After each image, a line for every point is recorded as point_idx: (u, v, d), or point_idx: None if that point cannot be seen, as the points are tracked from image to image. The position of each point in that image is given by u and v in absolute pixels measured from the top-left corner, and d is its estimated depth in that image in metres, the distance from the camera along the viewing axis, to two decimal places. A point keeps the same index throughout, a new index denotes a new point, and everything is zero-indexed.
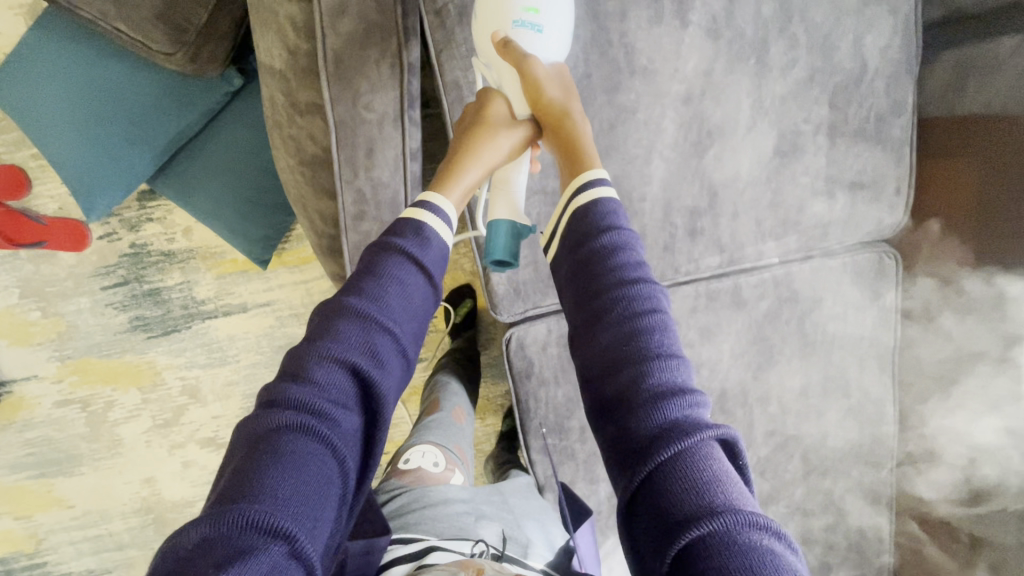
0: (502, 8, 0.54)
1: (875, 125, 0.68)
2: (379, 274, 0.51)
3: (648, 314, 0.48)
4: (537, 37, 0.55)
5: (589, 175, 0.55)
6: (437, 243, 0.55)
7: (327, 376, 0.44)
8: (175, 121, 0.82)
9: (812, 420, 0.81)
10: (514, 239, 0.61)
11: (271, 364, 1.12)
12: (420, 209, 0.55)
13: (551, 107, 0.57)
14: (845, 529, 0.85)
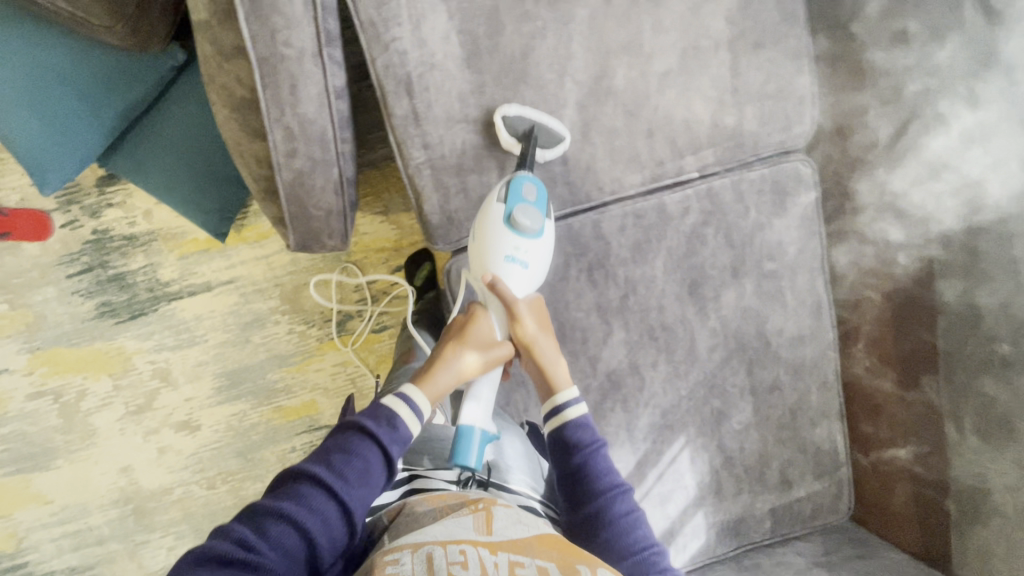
0: (502, 248, 0.67)
1: (771, 37, 0.73)
2: (346, 457, 0.56)
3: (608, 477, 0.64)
4: (523, 271, 0.68)
5: (566, 399, 0.67)
6: (404, 433, 0.59)
7: (278, 535, 0.50)
8: (123, 97, 0.87)
9: (753, 333, 0.84)
10: (477, 443, 0.63)
11: (239, 342, 1.15)
12: (398, 402, 0.60)
13: (528, 339, 0.68)
14: (797, 438, 0.88)
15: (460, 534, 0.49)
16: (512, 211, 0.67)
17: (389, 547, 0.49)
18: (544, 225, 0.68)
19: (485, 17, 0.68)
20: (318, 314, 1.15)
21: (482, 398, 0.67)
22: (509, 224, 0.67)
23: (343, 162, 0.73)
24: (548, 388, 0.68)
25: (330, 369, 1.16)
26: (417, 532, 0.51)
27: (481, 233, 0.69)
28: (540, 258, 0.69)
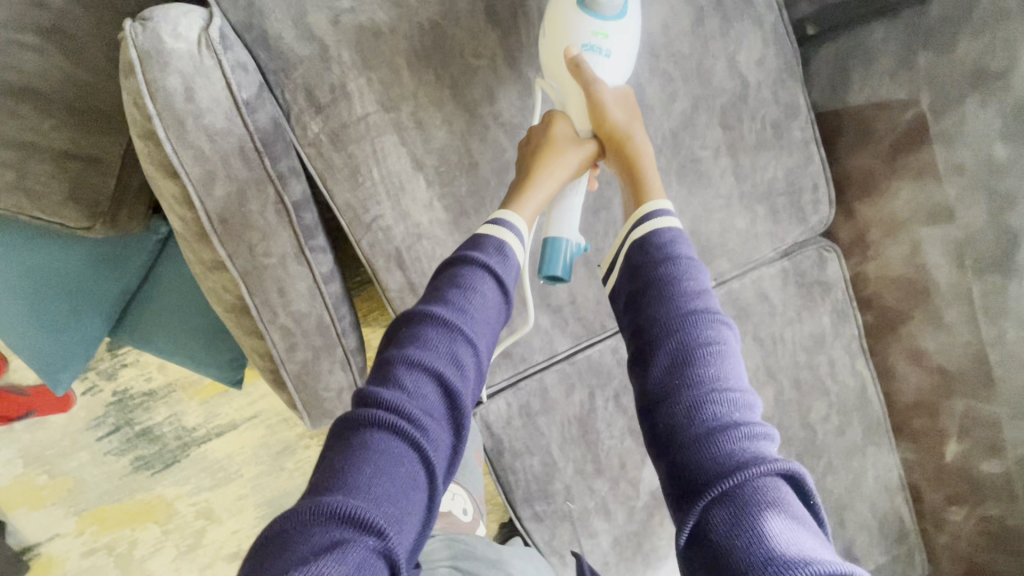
0: (574, 24, 0.55)
1: (773, 132, 0.68)
2: (464, 297, 0.50)
3: (694, 319, 0.47)
4: (604, 61, 0.56)
5: (652, 208, 0.54)
6: (514, 261, 0.54)
7: (416, 382, 0.46)
8: (115, 282, 0.86)
9: (798, 425, 0.79)
10: (565, 257, 0.59)
11: (273, 471, 1.15)
12: (493, 226, 0.55)
13: (610, 126, 0.57)
14: (857, 517, 0.84)
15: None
16: None
17: None
18: (626, 0, 0.55)
19: (468, 174, 0.64)
20: None
21: (569, 202, 0.61)
22: (584, 6, 0.55)
23: (346, 339, 0.70)
24: (638, 184, 0.57)
25: None
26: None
27: (553, 24, 0.57)
28: (623, 44, 0.57)
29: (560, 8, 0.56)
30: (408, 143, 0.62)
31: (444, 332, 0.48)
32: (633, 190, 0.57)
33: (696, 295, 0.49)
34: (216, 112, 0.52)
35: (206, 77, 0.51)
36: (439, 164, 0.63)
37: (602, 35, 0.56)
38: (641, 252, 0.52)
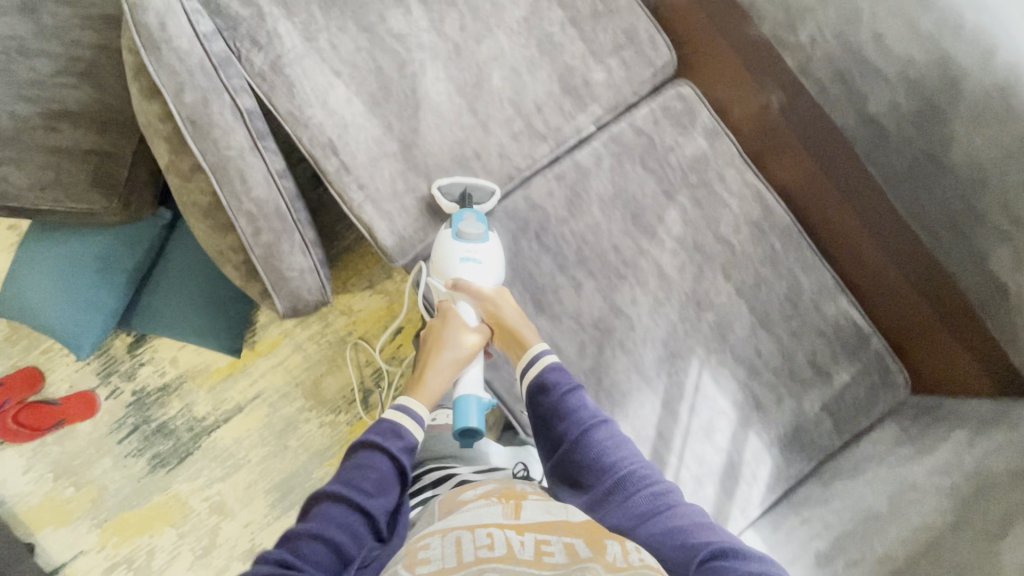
0: (452, 255, 0.80)
1: (604, 5, 0.88)
2: (363, 473, 0.64)
3: (590, 425, 0.70)
4: (479, 266, 0.80)
5: (537, 351, 0.76)
6: (410, 441, 0.69)
7: (311, 547, 0.56)
8: (129, 262, 1.05)
9: (711, 239, 0.88)
10: (475, 410, 0.77)
11: (278, 451, 1.21)
12: (398, 417, 0.70)
13: (504, 323, 0.78)
14: (803, 322, 0.89)
15: (489, 521, 0.58)
16: (458, 228, 0.80)
17: (419, 538, 0.57)
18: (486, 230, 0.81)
19: (375, 74, 0.84)
20: (341, 399, 1.21)
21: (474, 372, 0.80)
22: (458, 237, 0.80)
23: (302, 226, 0.85)
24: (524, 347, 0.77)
25: None
26: (445, 523, 0.59)
27: (437, 253, 0.82)
28: (492, 259, 0.81)
29: (439, 240, 0.81)
30: (327, 59, 0.84)
31: (351, 493, 0.62)
32: (520, 348, 0.78)
33: (583, 401, 0.73)
34: (181, 39, 0.75)
35: (173, 15, 0.74)
36: (353, 70, 0.84)
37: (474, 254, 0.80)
38: (527, 372, 0.76)
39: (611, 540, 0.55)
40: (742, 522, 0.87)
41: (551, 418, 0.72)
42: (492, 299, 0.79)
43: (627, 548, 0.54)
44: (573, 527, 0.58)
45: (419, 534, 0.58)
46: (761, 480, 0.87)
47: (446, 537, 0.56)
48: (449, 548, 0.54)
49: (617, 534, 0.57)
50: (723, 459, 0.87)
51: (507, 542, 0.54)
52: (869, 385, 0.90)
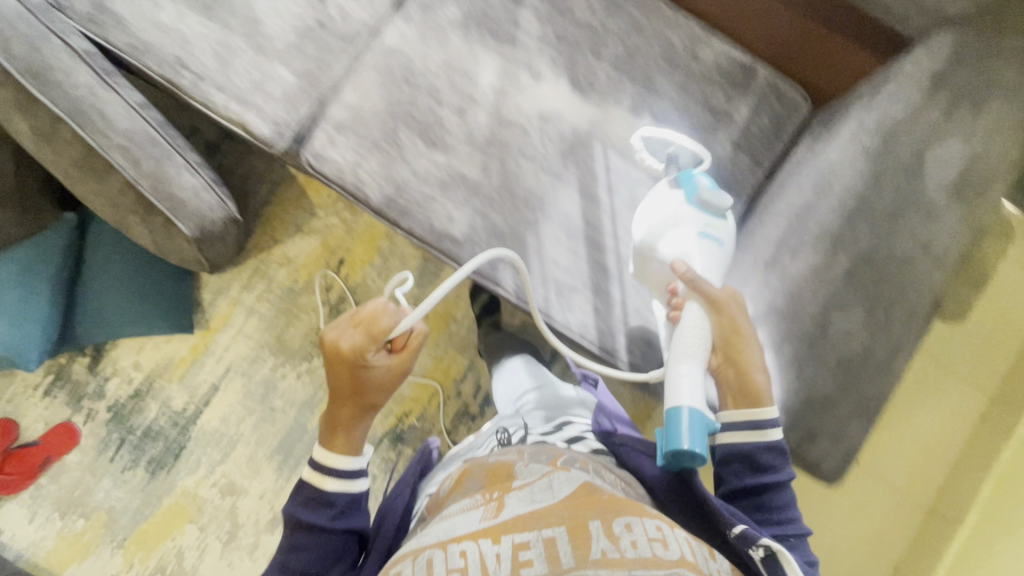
0: (687, 224, 0.74)
1: None
2: (296, 553, 0.69)
3: (776, 501, 0.63)
4: (717, 245, 0.75)
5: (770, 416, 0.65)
6: (348, 497, 0.72)
7: None
8: (49, 270, 1.05)
9: (570, 27, 0.89)
10: (699, 432, 0.63)
11: (267, 416, 1.21)
12: (319, 481, 0.72)
13: (741, 338, 0.68)
14: (686, 75, 0.89)
15: (461, 533, 0.58)
16: (701, 197, 0.74)
17: (398, 558, 0.60)
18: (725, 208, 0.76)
19: None
20: (309, 345, 1.22)
21: (695, 379, 0.67)
22: (700, 203, 0.75)
23: (181, 149, 0.87)
24: (757, 393, 0.65)
25: None
26: (421, 540, 0.61)
27: (654, 211, 0.77)
28: (722, 236, 0.76)
29: (670, 201, 0.76)
30: None
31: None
32: (748, 400, 0.66)
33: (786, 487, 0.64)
34: None
35: None
36: None
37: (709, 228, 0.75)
38: (741, 429, 0.65)
39: (595, 520, 0.55)
40: None
41: (747, 464, 0.65)
42: (729, 308, 0.70)
43: (615, 537, 0.53)
44: (550, 513, 0.57)
45: (397, 556, 0.60)
46: None
47: (418, 559, 0.57)
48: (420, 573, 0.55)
49: (602, 513, 0.56)
50: None
51: (482, 560, 0.54)
52: (772, 110, 0.89)
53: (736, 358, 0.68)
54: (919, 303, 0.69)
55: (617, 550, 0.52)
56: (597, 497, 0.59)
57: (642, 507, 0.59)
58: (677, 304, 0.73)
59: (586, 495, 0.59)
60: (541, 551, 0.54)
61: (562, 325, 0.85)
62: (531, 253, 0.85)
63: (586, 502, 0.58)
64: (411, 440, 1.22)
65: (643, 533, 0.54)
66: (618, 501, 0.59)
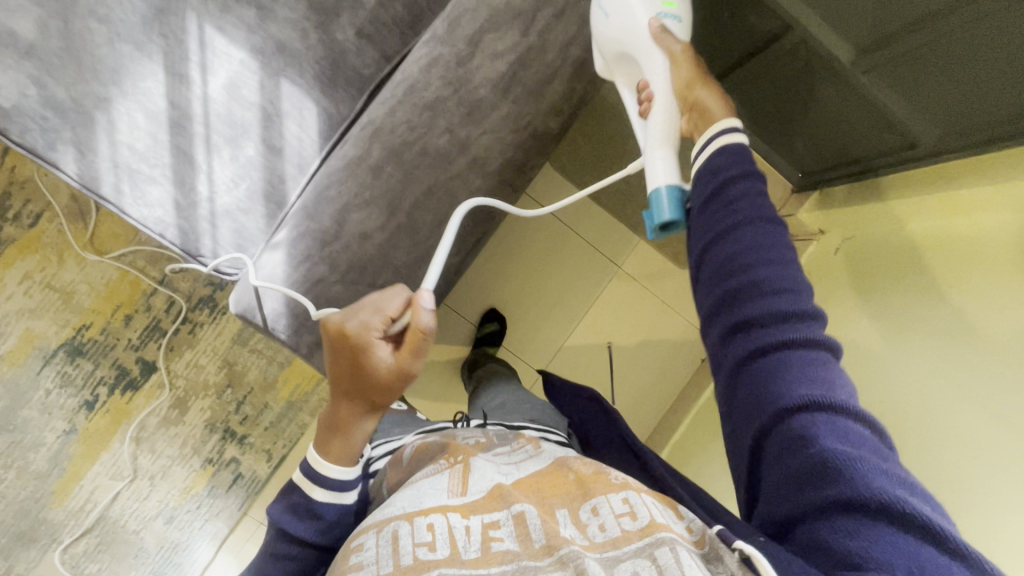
0: (640, 3, 0.62)
1: None
2: (286, 561, 0.63)
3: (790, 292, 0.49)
4: (678, 22, 0.63)
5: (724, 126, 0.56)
6: (333, 508, 0.62)
7: None
8: None
9: None
10: (672, 202, 0.59)
11: None
12: (308, 488, 0.62)
13: (701, 98, 0.58)
14: None
15: (431, 506, 0.55)
16: None
17: (356, 533, 0.56)
18: None
19: None
20: None
21: (669, 160, 0.61)
22: None
23: None
24: (714, 116, 0.57)
25: (19, 289, 1.10)
26: (384, 512, 0.57)
27: (613, 6, 0.61)
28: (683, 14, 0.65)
29: None
30: None
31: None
32: (704, 121, 0.58)
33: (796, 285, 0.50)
34: None
35: None
36: None
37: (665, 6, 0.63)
38: (705, 147, 0.57)
39: (561, 510, 0.55)
40: (302, 178, 0.78)
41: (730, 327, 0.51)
42: (681, 60, 0.60)
43: (583, 525, 0.53)
44: (527, 488, 0.58)
45: (358, 529, 0.56)
46: (309, 129, 0.78)
47: (382, 530, 0.54)
48: (384, 548, 0.52)
49: (567, 503, 0.56)
50: (257, 114, 0.77)
51: (450, 534, 0.52)
52: None
53: (700, 105, 0.59)
54: (453, 207, 0.64)
55: (585, 537, 0.52)
56: (567, 478, 0.59)
57: (608, 479, 0.58)
58: (647, 96, 0.62)
59: (556, 476, 0.60)
60: (511, 527, 0.53)
61: (138, 219, 0.76)
62: (98, 132, 0.74)
63: (552, 487, 0.58)
64: (93, 354, 1.13)
65: (610, 511, 0.54)
66: (588, 480, 0.58)
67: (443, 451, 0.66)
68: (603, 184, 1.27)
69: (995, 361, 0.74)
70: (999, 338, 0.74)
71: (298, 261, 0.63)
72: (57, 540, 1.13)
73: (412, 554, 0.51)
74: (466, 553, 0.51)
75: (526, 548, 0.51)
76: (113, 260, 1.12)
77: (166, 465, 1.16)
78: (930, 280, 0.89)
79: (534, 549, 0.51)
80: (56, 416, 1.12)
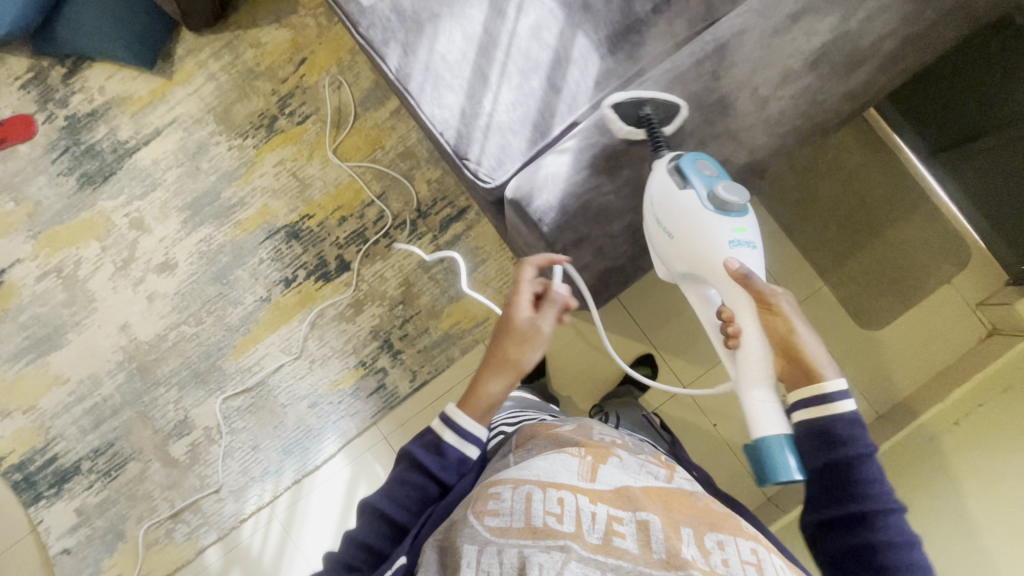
0: (715, 237, 0.65)
1: None
2: (401, 487, 0.66)
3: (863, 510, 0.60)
4: (751, 251, 0.66)
5: (837, 391, 0.62)
6: (456, 457, 0.67)
7: (360, 540, 0.64)
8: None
9: None
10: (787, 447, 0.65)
11: (192, 173, 1.31)
12: (439, 429, 0.67)
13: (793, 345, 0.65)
14: None
15: (563, 482, 0.56)
16: (710, 191, 0.64)
17: (491, 481, 0.58)
18: (738, 189, 0.65)
19: None
20: (249, 124, 1.31)
21: (772, 405, 0.67)
22: (714, 205, 0.65)
23: None
24: (813, 376, 0.64)
25: (272, 172, 1.30)
26: (517, 471, 0.59)
27: (690, 230, 0.66)
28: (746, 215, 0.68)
29: (690, 208, 0.65)
30: None
31: (380, 504, 0.65)
32: (805, 374, 0.64)
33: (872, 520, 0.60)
34: None
35: None
36: None
37: (739, 229, 0.65)
38: (810, 407, 0.63)
39: (687, 527, 0.54)
40: (570, 117, 0.87)
41: (807, 419, 0.64)
42: (777, 310, 0.65)
43: (705, 550, 0.53)
44: (654, 496, 0.57)
45: (493, 479, 0.59)
46: (588, 77, 0.87)
47: (518, 487, 0.56)
48: (518, 504, 0.54)
49: (695, 524, 0.55)
50: (550, 56, 0.87)
51: (578, 514, 0.54)
52: None
53: (796, 360, 0.65)
54: (734, 154, 0.71)
55: (707, 563, 0.51)
56: (695, 504, 0.58)
57: (738, 523, 0.58)
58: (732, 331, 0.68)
59: (683, 498, 0.59)
60: (633, 533, 0.53)
61: (427, 115, 0.88)
62: (424, 40, 0.88)
63: (680, 505, 0.57)
64: (306, 241, 1.29)
65: (736, 553, 0.53)
66: (713, 512, 0.58)
67: (581, 441, 0.63)
68: (799, 219, 1.26)
69: None
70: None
71: (582, 166, 0.69)
72: (222, 389, 1.28)
73: (543, 518, 0.52)
74: (589, 537, 0.52)
75: (646, 556, 0.50)
76: (348, 168, 1.29)
77: (327, 355, 1.27)
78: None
79: (651, 558, 0.50)
80: (260, 283, 1.29)
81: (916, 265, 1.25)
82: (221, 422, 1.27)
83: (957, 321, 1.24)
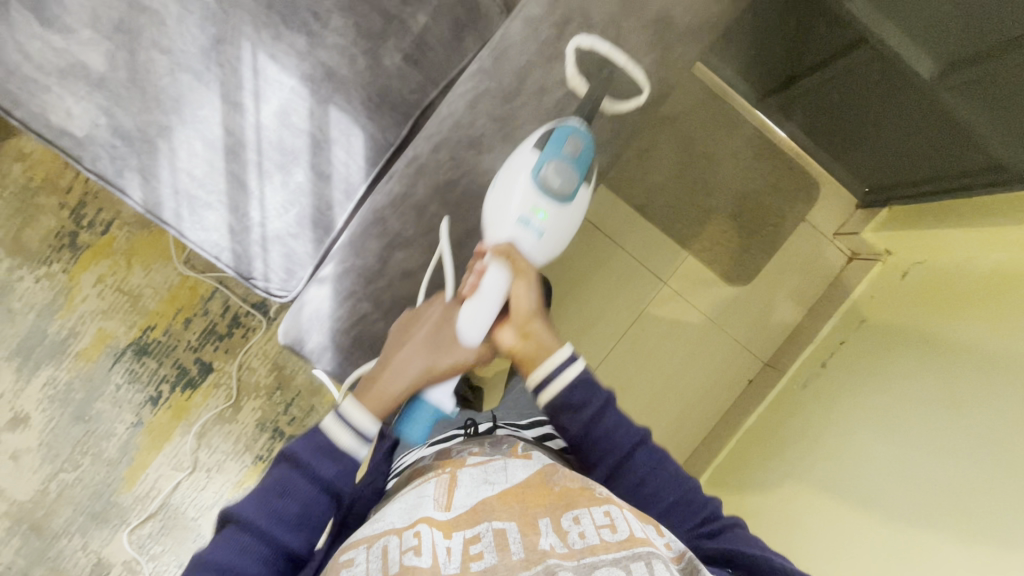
0: (517, 194, 0.61)
1: None
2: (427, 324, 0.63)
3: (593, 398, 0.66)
4: (536, 239, 0.62)
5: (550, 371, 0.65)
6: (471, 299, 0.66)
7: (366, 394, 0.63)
8: None
9: None
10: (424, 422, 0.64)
11: (5, 317, 1.17)
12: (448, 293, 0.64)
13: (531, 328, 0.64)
14: None
15: (418, 516, 0.54)
16: (546, 160, 0.61)
17: (346, 546, 0.54)
18: (575, 189, 0.62)
19: None
20: (47, 248, 1.17)
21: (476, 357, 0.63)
22: (540, 172, 0.61)
23: None
24: (537, 360, 0.65)
25: (93, 292, 1.18)
26: (373, 526, 0.55)
27: (508, 177, 0.62)
28: (575, 216, 0.64)
29: (512, 169, 0.62)
30: None
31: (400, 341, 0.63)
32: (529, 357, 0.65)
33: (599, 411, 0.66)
34: None
35: None
36: None
37: (541, 209, 0.61)
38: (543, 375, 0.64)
39: (543, 518, 0.53)
40: (349, 205, 0.79)
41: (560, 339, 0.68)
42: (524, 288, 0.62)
43: (562, 534, 0.51)
44: (509, 498, 0.55)
45: (347, 543, 0.54)
46: (356, 155, 0.79)
47: (374, 545, 0.52)
48: (375, 562, 0.50)
49: (549, 508, 0.54)
50: (307, 141, 0.78)
51: (435, 546, 0.50)
52: (452, 23, 0.78)
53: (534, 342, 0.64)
54: None
55: (566, 544, 0.50)
56: (550, 491, 0.56)
57: (593, 492, 0.55)
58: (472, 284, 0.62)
59: (541, 483, 0.57)
60: (492, 545, 0.50)
61: (195, 242, 0.80)
62: (161, 160, 0.77)
63: (535, 497, 0.55)
64: (158, 354, 1.21)
65: (591, 521, 0.51)
66: (569, 488, 0.56)
67: (436, 461, 0.64)
68: (649, 197, 1.23)
69: (980, 380, 0.79)
70: (984, 405, 0.77)
71: (343, 298, 0.66)
72: (125, 522, 1.21)
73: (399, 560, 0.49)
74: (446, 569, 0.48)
75: (504, 558, 0.48)
76: (176, 266, 1.20)
77: (221, 460, 1.23)
78: (917, 316, 0.99)
79: (512, 561, 0.48)
80: (126, 409, 1.21)
81: (770, 211, 1.25)
82: (136, 554, 1.21)
83: (816, 255, 1.26)
